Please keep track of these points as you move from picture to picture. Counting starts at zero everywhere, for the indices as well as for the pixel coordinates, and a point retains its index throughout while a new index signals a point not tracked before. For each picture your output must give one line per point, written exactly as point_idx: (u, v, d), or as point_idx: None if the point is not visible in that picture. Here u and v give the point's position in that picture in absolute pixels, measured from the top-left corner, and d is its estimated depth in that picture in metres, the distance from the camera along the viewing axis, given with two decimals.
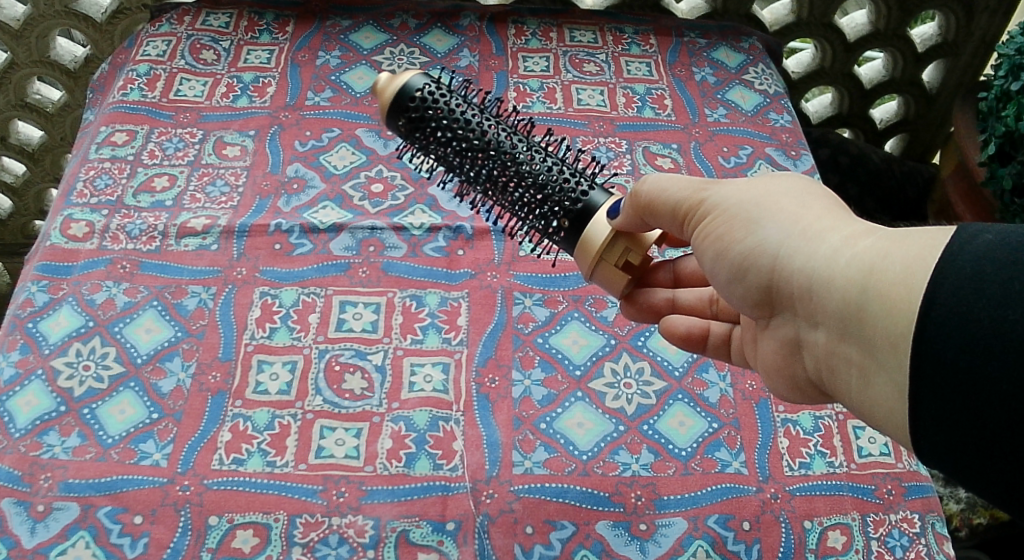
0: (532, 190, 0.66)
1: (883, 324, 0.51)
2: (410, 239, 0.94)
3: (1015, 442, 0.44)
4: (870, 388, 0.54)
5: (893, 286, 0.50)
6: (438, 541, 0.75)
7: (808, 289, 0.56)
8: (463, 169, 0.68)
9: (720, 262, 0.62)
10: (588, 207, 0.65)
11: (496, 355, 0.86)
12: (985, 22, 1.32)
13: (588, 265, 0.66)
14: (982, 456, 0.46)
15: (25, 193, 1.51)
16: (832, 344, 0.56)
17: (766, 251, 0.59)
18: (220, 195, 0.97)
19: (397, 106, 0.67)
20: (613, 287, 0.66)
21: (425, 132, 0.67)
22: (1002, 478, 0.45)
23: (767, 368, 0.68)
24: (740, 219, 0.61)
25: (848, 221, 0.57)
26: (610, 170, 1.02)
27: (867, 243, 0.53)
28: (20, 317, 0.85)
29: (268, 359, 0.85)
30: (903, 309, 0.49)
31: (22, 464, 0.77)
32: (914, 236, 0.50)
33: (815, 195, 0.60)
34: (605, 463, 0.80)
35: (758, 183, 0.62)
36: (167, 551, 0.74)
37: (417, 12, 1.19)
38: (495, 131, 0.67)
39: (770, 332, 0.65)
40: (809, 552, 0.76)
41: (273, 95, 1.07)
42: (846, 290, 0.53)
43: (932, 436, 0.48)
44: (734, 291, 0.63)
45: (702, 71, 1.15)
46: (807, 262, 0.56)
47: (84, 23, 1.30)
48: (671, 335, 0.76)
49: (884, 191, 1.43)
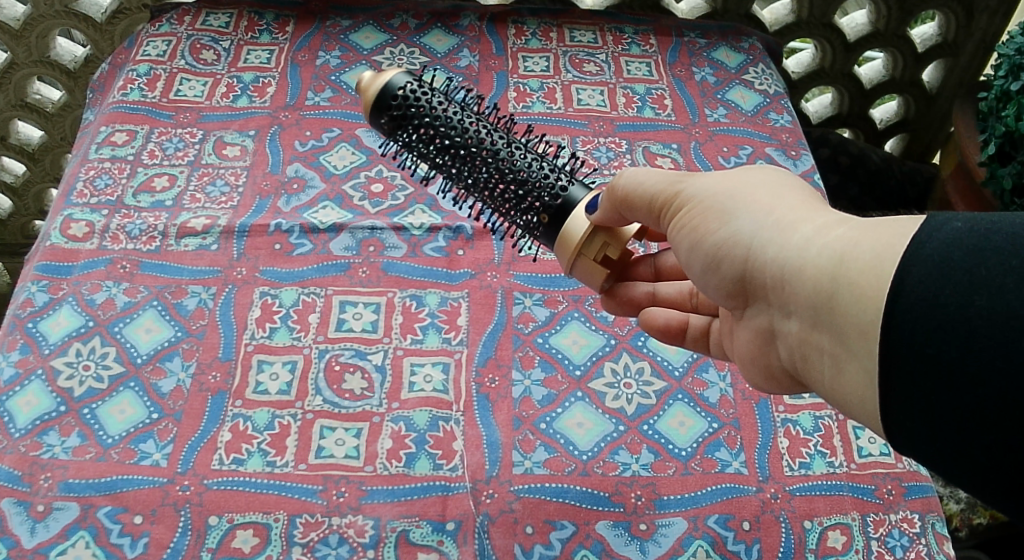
0: (513, 187, 0.67)
1: (853, 312, 0.50)
2: (410, 239, 0.94)
3: (983, 429, 0.43)
4: (842, 376, 0.53)
5: (863, 275, 0.50)
6: (438, 541, 0.75)
7: (781, 279, 0.56)
8: (446, 167, 0.69)
9: (695, 253, 0.62)
10: (566, 202, 0.66)
11: (496, 355, 0.86)
12: (985, 23, 1.32)
13: (568, 259, 0.66)
14: (956, 444, 0.45)
15: (25, 193, 1.51)
16: (805, 333, 0.56)
17: (740, 241, 0.59)
18: (220, 195, 0.97)
19: (380, 104, 0.69)
20: (592, 281, 0.67)
21: (408, 130, 0.68)
22: (970, 467, 0.45)
23: (742, 358, 0.68)
24: (715, 211, 0.61)
25: (821, 212, 0.57)
26: (608, 171, 1.01)
27: (840, 232, 0.53)
28: (20, 317, 0.86)
29: (268, 359, 0.85)
30: (873, 297, 0.49)
31: (21, 465, 0.77)
32: (884, 225, 0.50)
33: (790, 188, 0.60)
34: (605, 463, 0.80)
35: (733, 175, 0.62)
36: (167, 551, 0.74)
37: (417, 12, 1.19)
38: (476, 127, 0.68)
39: (745, 322, 0.64)
40: (809, 552, 0.76)
41: (273, 95, 1.07)
42: (818, 280, 0.53)
43: (901, 422, 0.47)
44: (709, 281, 0.62)
45: (702, 71, 1.15)
46: (780, 252, 0.56)
47: (84, 23, 1.30)
48: (651, 328, 0.76)
49: (883, 192, 1.43)
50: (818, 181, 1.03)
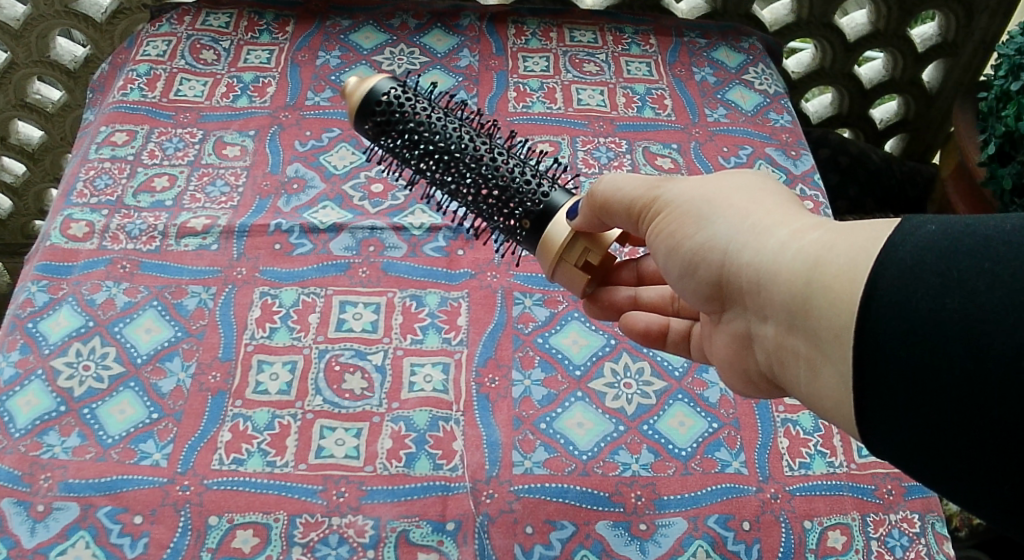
0: (495, 192, 0.67)
1: (826, 316, 0.50)
2: (410, 239, 0.94)
3: (957, 430, 0.43)
4: (818, 379, 0.53)
5: (836, 279, 0.49)
6: (439, 541, 0.75)
7: (756, 283, 0.56)
8: (430, 173, 0.69)
9: (673, 258, 0.62)
10: (548, 208, 0.66)
11: (495, 355, 0.86)
12: (985, 23, 1.32)
13: (549, 265, 0.67)
14: (932, 449, 0.44)
15: (25, 193, 1.51)
16: (780, 337, 0.55)
17: (717, 246, 0.59)
18: (220, 195, 0.97)
19: (364, 110, 0.68)
20: (574, 287, 0.68)
21: (392, 136, 0.68)
22: (944, 471, 0.44)
23: (722, 363, 0.68)
24: (691, 216, 0.61)
25: (798, 216, 0.56)
26: (608, 171, 1.02)
27: (814, 236, 0.53)
28: (20, 317, 0.86)
29: (268, 359, 0.85)
30: (846, 301, 0.49)
31: (22, 465, 0.77)
32: (858, 229, 0.50)
33: (767, 192, 0.60)
34: (605, 463, 0.80)
35: (710, 180, 0.62)
36: (167, 551, 0.74)
37: (417, 12, 1.19)
38: (459, 133, 0.68)
39: (723, 326, 0.64)
40: (809, 552, 0.76)
41: (273, 95, 1.07)
42: (792, 283, 0.53)
43: (876, 425, 0.47)
44: (687, 285, 0.62)
45: (702, 71, 1.15)
46: (755, 257, 0.56)
47: (84, 23, 1.30)
48: (631, 331, 0.76)
49: (883, 191, 1.42)
50: (818, 181, 1.03)
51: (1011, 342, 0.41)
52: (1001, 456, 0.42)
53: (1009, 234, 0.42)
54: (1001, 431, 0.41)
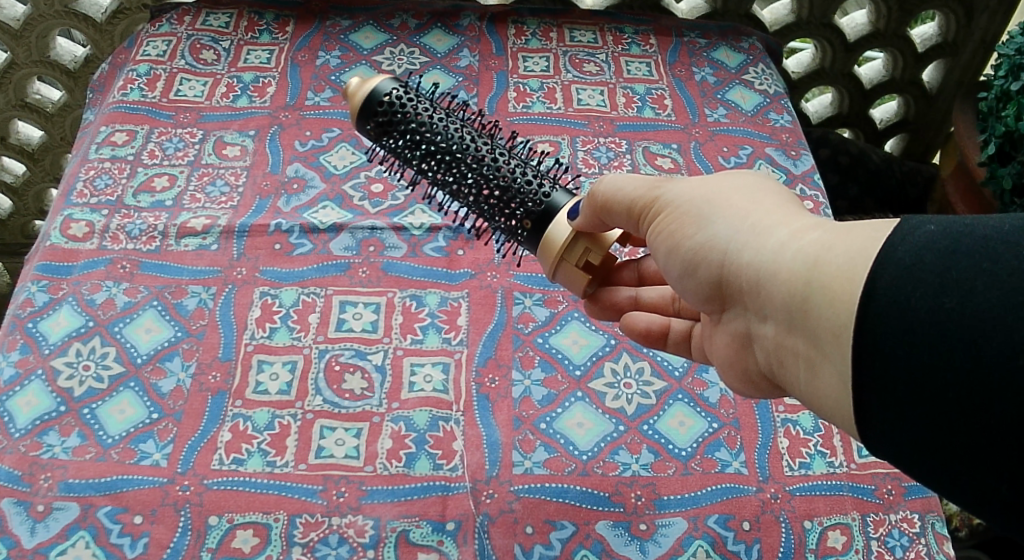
0: (496, 193, 0.67)
1: (825, 315, 0.50)
2: (410, 239, 0.94)
3: (956, 430, 0.43)
4: (817, 379, 0.53)
5: (836, 278, 0.49)
6: (438, 541, 0.75)
7: (756, 283, 0.56)
8: (431, 173, 0.69)
9: (673, 258, 0.62)
10: (549, 208, 0.66)
11: (496, 355, 0.86)
12: (985, 23, 1.32)
13: (550, 265, 0.67)
14: (931, 449, 0.44)
15: (25, 193, 1.51)
16: (780, 337, 0.55)
17: (716, 246, 0.59)
18: (220, 195, 0.97)
19: (366, 110, 0.68)
20: (575, 287, 0.68)
21: (393, 136, 0.68)
22: (945, 471, 0.44)
23: (721, 362, 0.68)
24: (692, 216, 0.61)
25: (797, 216, 0.56)
26: (608, 171, 1.02)
27: (814, 236, 0.53)
28: (20, 317, 0.86)
29: (268, 359, 0.85)
30: (844, 300, 0.49)
31: (22, 464, 0.77)
32: (857, 230, 0.50)
33: (767, 192, 0.60)
34: (605, 462, 0.80)
35: (710, 180, 0.62)
36: (166, 551, 0.74)
37: (417, 12, 1.19)
38: (460, 133, 0.68)
39: (723, 326, 0.64)
40: (809, 552, 0.76)
41: (273, 95, 1.07)
42: (791, 283, 0.53)
43: (877, 424, 0.47)
44: (686, 285, 0.62)
45: (702, 71, 1.15)
46: (755, 257, 0.56)
47: (84, 23, 1.30)
48: (632, 332, 0.76)
49: (884, 192, 1.43)
50: (818, 181, 1.03)
51: (1009, 341, 0.40)
52: (999, 456, 0.42)
53: (1009, 234, 0.43)
54: (1000, 431, 0.41)
